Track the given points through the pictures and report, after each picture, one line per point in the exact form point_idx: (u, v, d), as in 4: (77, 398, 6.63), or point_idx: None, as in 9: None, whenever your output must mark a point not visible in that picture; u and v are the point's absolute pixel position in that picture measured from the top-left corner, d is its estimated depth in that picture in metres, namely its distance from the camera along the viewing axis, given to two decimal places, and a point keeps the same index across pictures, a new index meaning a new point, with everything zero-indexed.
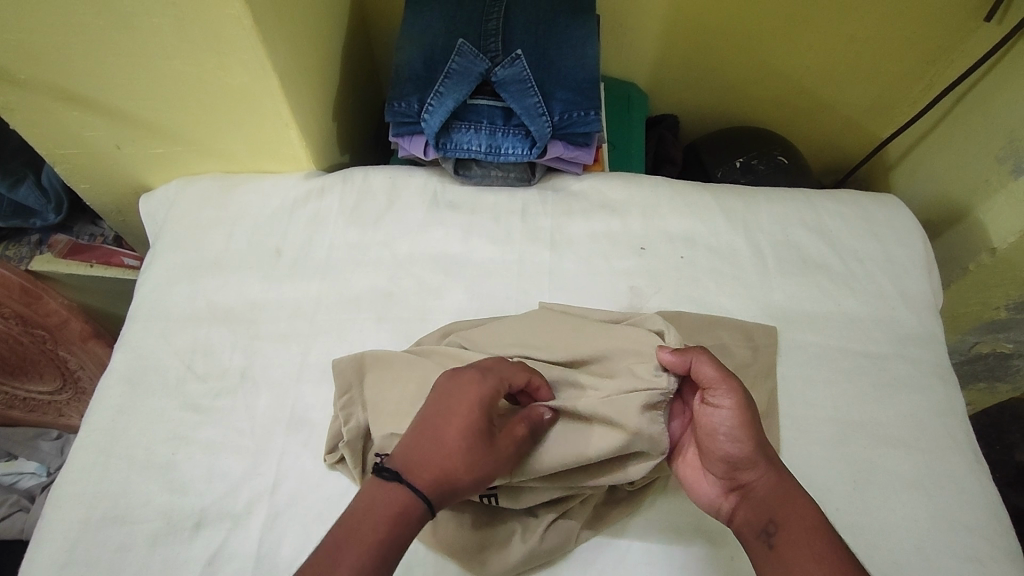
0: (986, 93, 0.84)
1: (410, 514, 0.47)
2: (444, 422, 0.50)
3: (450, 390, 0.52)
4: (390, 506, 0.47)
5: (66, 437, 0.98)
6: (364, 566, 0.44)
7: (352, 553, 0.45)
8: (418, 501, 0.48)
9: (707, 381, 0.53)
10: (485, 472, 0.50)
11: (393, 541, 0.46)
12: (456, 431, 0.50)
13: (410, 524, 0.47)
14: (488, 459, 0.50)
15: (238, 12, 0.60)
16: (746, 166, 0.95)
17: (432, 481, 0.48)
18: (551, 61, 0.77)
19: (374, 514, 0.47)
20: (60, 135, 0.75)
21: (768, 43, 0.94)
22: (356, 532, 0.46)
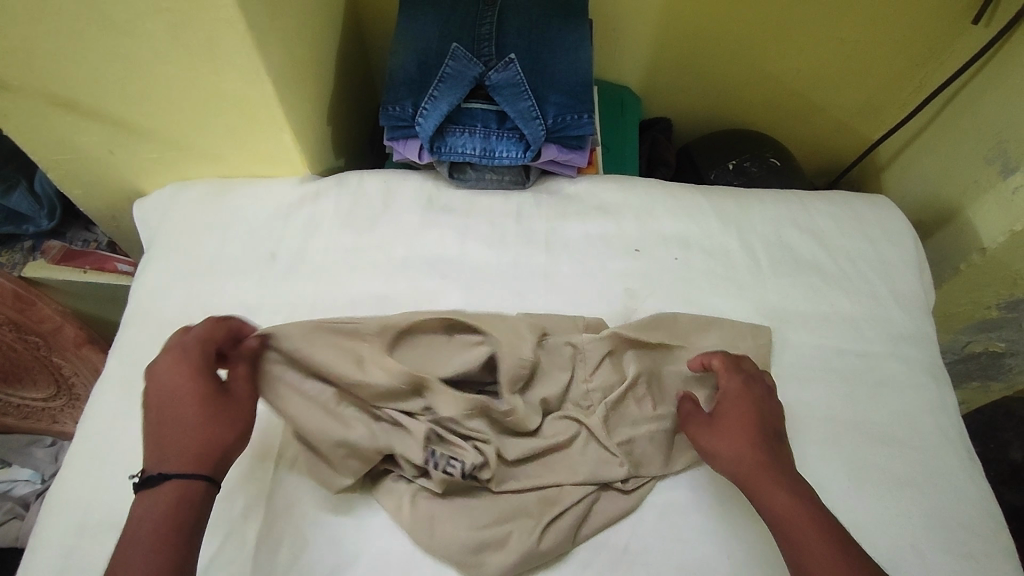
0: (976, 93, 0.85)
1: (189, 496, 0.48)
2: (173, 410, 0.51)
3: (161, 382, 0.52)
4: (164, 501, 0.47)
5: (60, 444, 0.97)
6: (161, 562, 0.44)
7: (137, 567, 0.44)
8: (196, 480, 0.48)
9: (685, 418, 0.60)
10: (237, 421, 0.52)
11: (185, 525, 0.47)
12: (194, 405, 0.51)
13: (197, 499, 0.48)
14: (236, 410, 0.53)
15: (232, 17, 0.60)
16: (738, 168, 0.95)
17: (190, 455, 0.49)
18: (544, 65, 0.77)
19: (150, 521, 0.46)
20: (53, 141, 0.75)
21: (759, 46, 0.95)
22: (139, 541, 0.45)
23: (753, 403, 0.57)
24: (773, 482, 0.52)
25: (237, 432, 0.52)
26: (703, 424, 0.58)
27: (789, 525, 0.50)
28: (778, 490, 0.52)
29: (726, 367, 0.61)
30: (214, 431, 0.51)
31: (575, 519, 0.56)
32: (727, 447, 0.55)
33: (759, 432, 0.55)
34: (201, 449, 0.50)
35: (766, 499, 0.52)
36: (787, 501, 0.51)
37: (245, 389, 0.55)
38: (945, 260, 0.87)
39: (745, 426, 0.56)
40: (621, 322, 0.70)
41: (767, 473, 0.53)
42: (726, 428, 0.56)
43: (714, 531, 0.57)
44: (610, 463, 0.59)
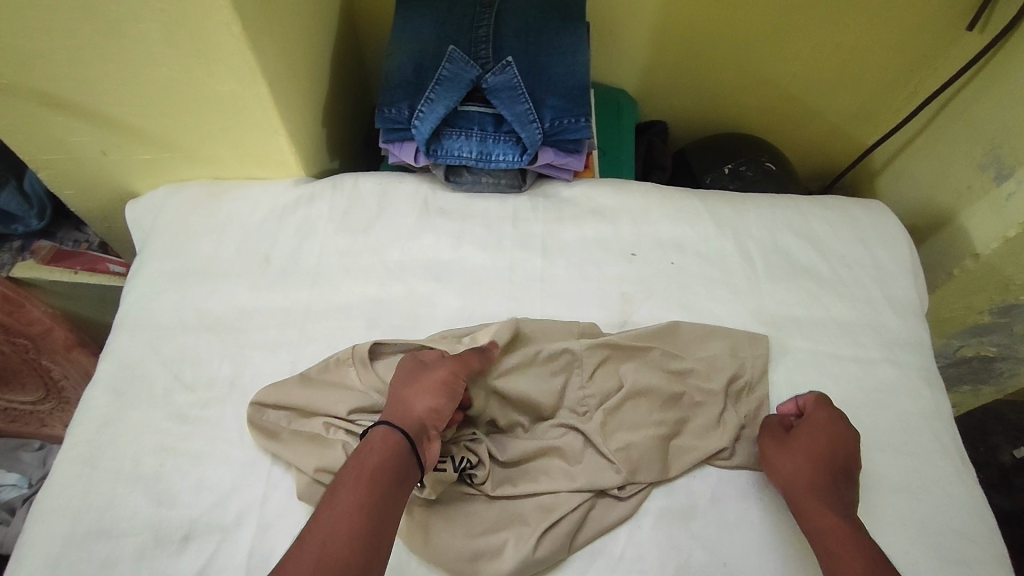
0: (970, 99, 0.85)
1: (388, 437, 0.52)
2: (407, 380, 0.58)
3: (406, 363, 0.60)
4: (379, 440, 0.52)
5: (49, 448, 0.95)
6: (360, 496, 0.48)
7: (347, 494, 0.49)
8: (387, 425, 0.53)
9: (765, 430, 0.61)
10: (439, 384, 0.56)
11: (382, 465, 0.51)
12: (411, 375, 0.58)
13: (398, 451, 0.52)
14: (447, 389, 0.56)
15: (227, 18, 0.60)
16: (734, 173, 0.95)
17: (397, 410, 0.55)
18: (541, 68, 0.77)
19: (365, 459, 0.51)
20: (43, 140, 0.74)
21: (756, 50, 0.95)
22: (352, 471, 0.50)
23: (834, 430, 0.59)
24: (827, 502, 0.54)
25: (437, 394, 0.56)
26: (774, 439, 0.60)
27: (833, 542, 0.51)
28: (829, 510, 0.53)
29: (813, 398, 0.62)
30: (422, 392, 0.56)
31: (571, 528, 0.56)
32: (788, 463, 0.57)
33: (827, 456, 0.57)
34: (407, 406, 0.55)
35: (818, 516, 0.53)
36: (837, 521, 0.53)
37: (451, 358, 0.59)
38: (939, 265, 0.88)
39: (810, 447, 0.58)
40: (617, 326, 0.70)
41: (823, 494, 0.55)
42: (793, 448, 0.58)
43: (706, 540, 0.57)
44: (608, 468, 0.59)
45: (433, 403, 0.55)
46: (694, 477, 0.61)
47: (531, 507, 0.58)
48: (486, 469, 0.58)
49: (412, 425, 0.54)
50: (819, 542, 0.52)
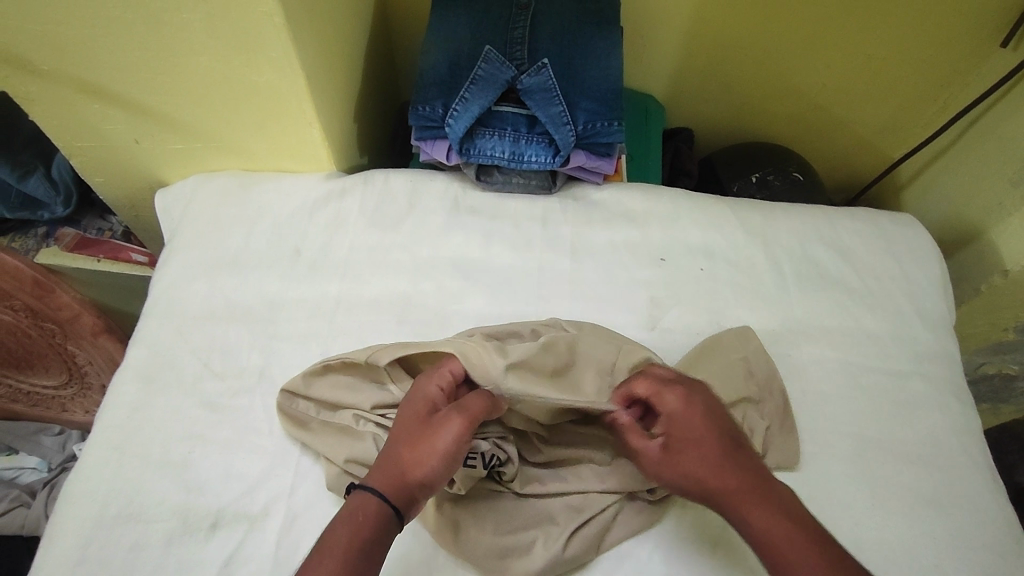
0: (1002, 114, 0.85)
1: (374, 512, 0.49)
2: (407, 433, 0.53)
3: (411, 406, 0.55)
4: (363, 511, 0.49)
5: (69, 433, 0.97)
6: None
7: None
8: (376, 495, 0.50)
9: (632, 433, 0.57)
10: (440, 455, 0.51)
11: (360, 546, 0.47)
12: (410, 431, 0.53)
13: (381, 525, 0.48)
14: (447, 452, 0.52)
15: (271, 10, 0.60)
16: (761, 181, 0.95)
17: (390, 477, 0.51)
18: (576, 70, 0.78)
19: (347, 531, 0.48)
20: (78, 127, 0.75)
21: (787, 59, 0.95)
22: (331, 545, 0.47)
23: (697, 414, 0.54)
24: (755, 499, 0.50)
25: (432, 464, 0.51)
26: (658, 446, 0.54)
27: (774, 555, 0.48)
28: (762, 508, 0.50)
29: (654, 391, 0.57)
30: (418, 460, 0.51)
31: (599, 528, 0.56)
32: (681, 469, 0.52)
33: (717, 449, 0.52)
34: (400, 470, 0.51)
35: (749, 523, 0.50)
36: (772, 524, 0.49)
37: (457, 416, 0.52)
38: (966, 281, 0.87)
39: (695, 446, 0.53)
40: (645, 331, 0.70)
41: (742, 497, 0.50)
42: (682, 453, 0.53)
43: (733, 547, 0.57)
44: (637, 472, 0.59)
45: (426, 471, 0.51)
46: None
47: (559, 507, 0.58)
48: (515, 467, 0.57)
49: (402, 497, 0.50)
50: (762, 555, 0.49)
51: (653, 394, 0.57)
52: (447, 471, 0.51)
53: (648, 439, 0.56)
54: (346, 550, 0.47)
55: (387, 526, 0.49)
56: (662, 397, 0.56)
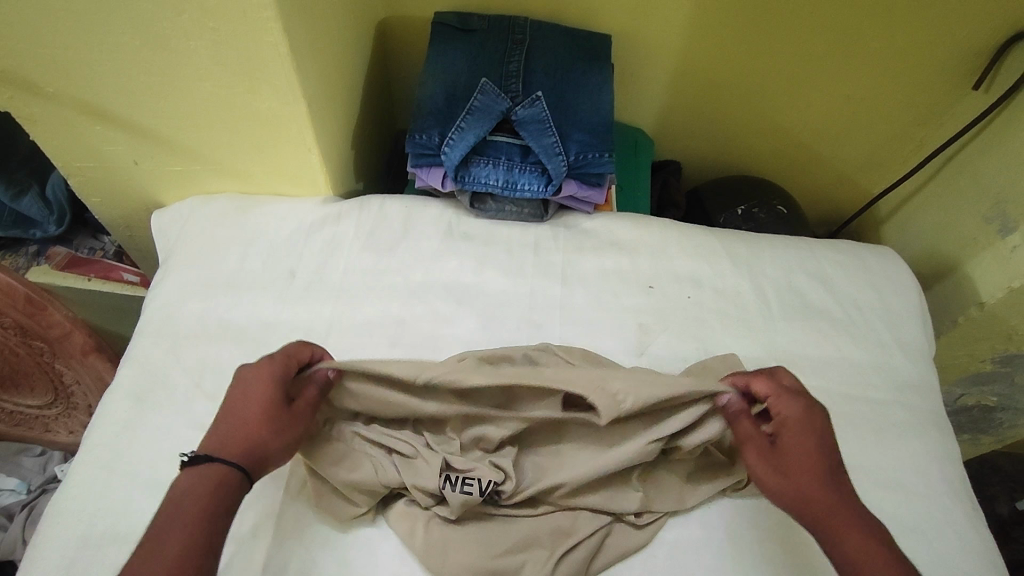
0: (974, 154, 0.89)
1: (231, 482, 0.49)
2: (241, 405, 0.53)
3: (245, 379, 0.54)
4: (209, 479, 0.48)
5: (50, 454, 0.97)
6: (194, 539, 0.45)
7: (175, 540, 0.44)
8: (231, 466, 0.49)
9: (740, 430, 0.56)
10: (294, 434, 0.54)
11: (214, 511, 0.47)
12: (246, 405, 0.53)
13: (231, 491, 0.49)
14: (291, 426, 0.53)
15: (276, 40, 0.62)
16: (747, 214, 0.98)
17: (241, 451, 0.51)
18: (568, 104, 0.81)
19: (196, 497, 0.47)
20: (78, 147, 0.76)
21: (772, 97, 0.99)
22: (180, 511, 0.46)
23: (814, 429, 0.55)
24: (855, 524, 0.50)
25: (279, 441, 0.52)
26: (761, 447, 0.55)
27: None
28: (860, 535, 0.50)
29: (774, 393, 0.57)
30: (277, 437, 0.52)
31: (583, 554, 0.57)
32: (780, 474, 0.53)
33: (823, 470, 0.52)
34: (249, 443, 0.51)
35: (842, 544, 0.49)
36: (869, 553, 0.49)
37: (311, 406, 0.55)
38: (944, 312, 0.90)
39: (804, 461, 0.53)
40: (634, 357, 0.71)
41: (841, 518, 0.50)
42: (794, 458, 0.53)
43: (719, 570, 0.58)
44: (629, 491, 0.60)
45: (273, 447, 0.52)
46: (708, 508, 0.61)
47: (548, 530, 0.58)
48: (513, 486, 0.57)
49: (253, 468, 0.51)
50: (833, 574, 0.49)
51: (768, 397, 0.57)
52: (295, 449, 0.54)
53: (758, 437, 0.55)
54: (203, 517, 0.46)
55: (238, 495, 0.49)
56: (782, 406, 0.56)
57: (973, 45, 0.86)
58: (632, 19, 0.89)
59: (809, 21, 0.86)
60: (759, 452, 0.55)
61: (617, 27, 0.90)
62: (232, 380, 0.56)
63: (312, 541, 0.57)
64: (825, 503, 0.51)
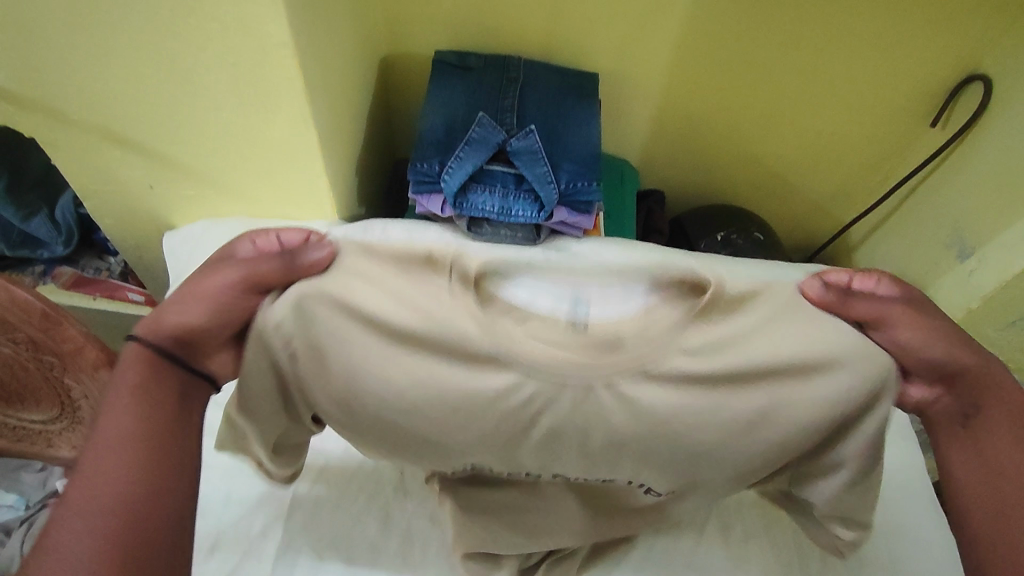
0: (932, 187, 0.97)
1: (136, 363, 0.54)
2: (194, 276, 0.57)
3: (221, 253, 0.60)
4: (138, 361, 0.54)
5: (49, 470, 0.99)
6: (128, 431, 0.51)
7: (113, 431, 0.51)
8: (134, 348, 0.54)
9: (864, 311, 0.52)
10: (208, 301, 0.54)
11: (140, 395, 0.52)
12: (200, 275, 0.57)
13: (155, 376, 0.54)
14: (213, 298, 0.55)
15: (292, 76, 0.68)
16: (726, 240, 1.04)
17: (152, 330, 0.55)
18: (559, 136, 0.88)
19: (131, 384, 0.53)
20: (97, 171, 0.81)
21: (749, 131, 1.06)
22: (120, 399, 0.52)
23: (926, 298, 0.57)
24: (1001, 383, 0.54)
25: (199, 311, 0.54)
26: (908, 312, 0.53)
27: (1000, 433, 0.53)
28: (1009, 390, 0.54)
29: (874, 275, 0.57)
30: (183, 311, 0.55)
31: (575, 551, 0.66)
32: (935, 333, 0.53)
33: (942, 324, 0.54)
34: (171, 316, 0.55)
35: (989, 401, 0.54)
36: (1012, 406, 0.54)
37: (240, 271, 0.54)
38: None
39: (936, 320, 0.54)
40: None
41: (991, 381, 0.54)
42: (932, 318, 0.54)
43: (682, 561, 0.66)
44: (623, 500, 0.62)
45: (191, 317, 0.54)
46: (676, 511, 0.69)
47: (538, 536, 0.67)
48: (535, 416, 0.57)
49: (169, 346, 0.55)
50: (977, 432, 0.54)
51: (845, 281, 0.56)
52: (223, 321, 0.54)
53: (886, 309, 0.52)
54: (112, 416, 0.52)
55: (153, 372, 0.54)
56: (875, 283, 0.56)
57: (931, 87, 0.93)
58: (618, 60, 0.96)
59: (781, 62, 0.94)
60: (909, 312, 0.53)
61: (604, 66, 0.97)
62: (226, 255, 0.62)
63: (317, 540, 0.64)
64: (969, 359, 0.54)
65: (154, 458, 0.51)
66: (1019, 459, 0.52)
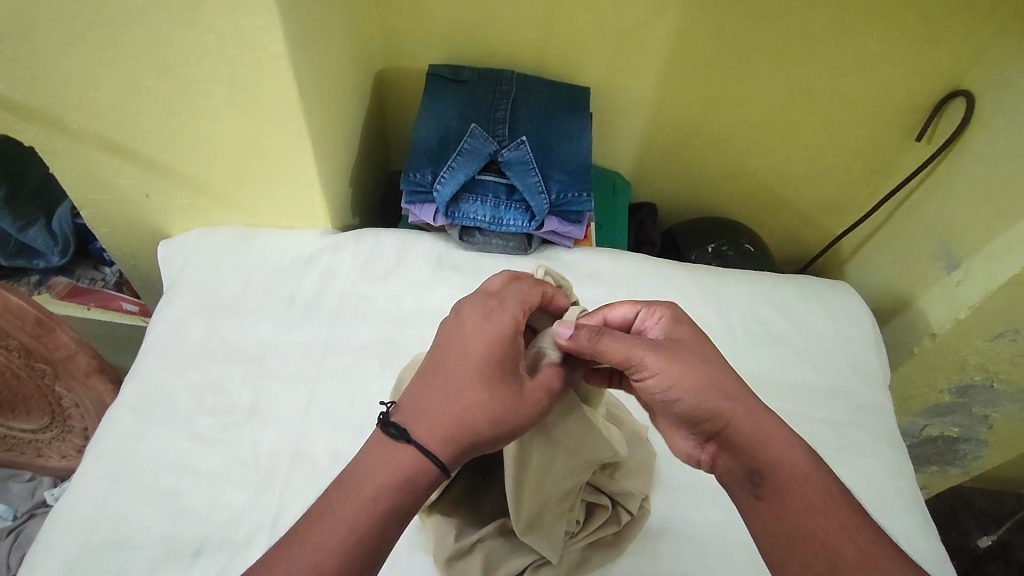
0: (919, 201, 0.98)
1: (422, 480, 0.48)
2: (462, 364, 0.51)
3: (473, 326, 0.52)
4: (397, 466, 0.48)
5: (38, 479, 0.99)
6: (345, 546, 0.45)
7: (336, 531, 0.45)
8: (434, 465, 0.48)
9: (618, 355, 0.52)
10: (522, 428, 0.51)
11: (394, 507, 0.47)
12: (485, 371, 0.51)
13: (416, 487, 0.48)
14: (516, 407, 0.51)
15: (287, 86, 0.69)
16: (716, 251, 1.05)
17: (452, 444, 0.49)
18: (550, 148, 0.89)
19: (372, 480, 0.47)
20: (95, 180, 0.82)
21: (738, 144, 1.07)
22: (354, 494, 0.47)
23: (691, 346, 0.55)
24: (779, 432, 0.51)
25: (504, 427, 0.50)
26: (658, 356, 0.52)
27: (807, 504, 0.48)
28: (783, 437, 0.51)
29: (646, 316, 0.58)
30: (489, 420, 0.50)
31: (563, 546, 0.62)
32: (687, 384, 0.52)
33: (704, 373, 0.53)
34: (465, 424, 0.49)
35: (771, 447, 0.50)
36: (788, 452, 0.50)
37: (544, 391, 0.53)
38: (900, 344, 0.95)
39: (698, 374, 0.52)
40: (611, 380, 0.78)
41: (763, 428, 0.51)
42: (678, 355, 0.53)
43: (672, 548, 0.67)
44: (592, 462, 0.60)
45: (499, 433, 0.50)
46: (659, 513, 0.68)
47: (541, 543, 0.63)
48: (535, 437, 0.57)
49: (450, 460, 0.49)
50: (781, 507, 0.48)
51: (639, 317, 0.58)
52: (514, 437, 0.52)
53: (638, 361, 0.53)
54: (369, 527, 0.46)
55: (429, 491, 0.49)
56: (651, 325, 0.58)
57: (916, 101, 0.95)
58: (608, 74, 0.98)
59: (767, 79, 0.96)
60: (660, 359, 0.52)
61: (596, 80, 0.99)
62: (452, 313, 0.54)
63: None
64: (743, 418, 0.52)
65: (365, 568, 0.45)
66: (829, 529, 0.46)
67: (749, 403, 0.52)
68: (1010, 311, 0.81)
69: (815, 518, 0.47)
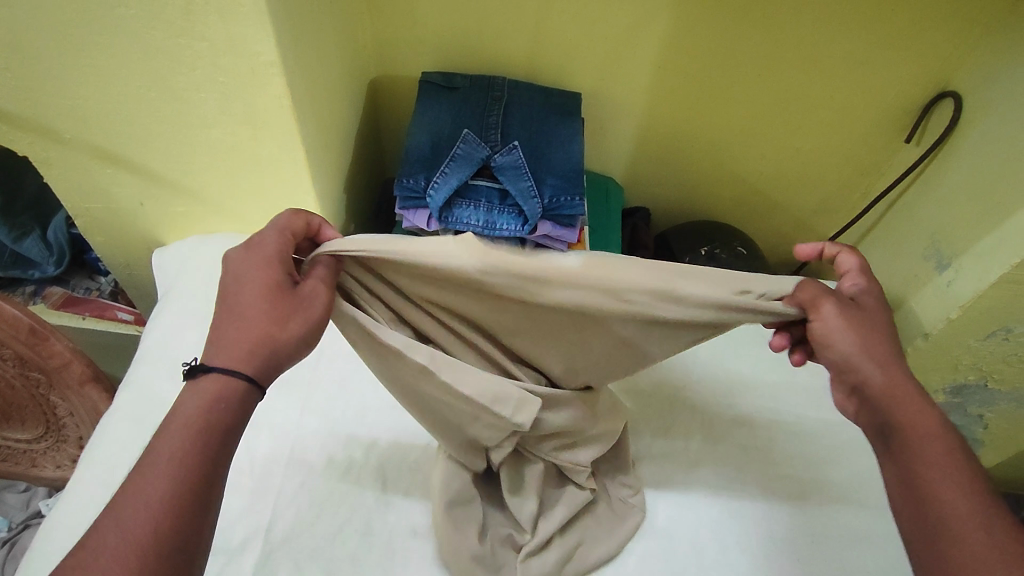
0: (911, 201, 0.98)
1: (239, 395, 0.46)
2: (234, 296, 0.48)
3: (237, 265, 0.49)
4: (207, 394, 0.45)
5: (32, 489, 1.00)
6: (171, 468, 0.42)
7: (163, 458, 0.42)
8: (244, 381, 0.46)
9: (806, 294, 0.53)
10: (320, 325, 0.49)
11: (208, 424, 0.44)
12: (252, 294, 0.47)
13: (231, 404, 0.45)
14: (300, 307, 0.48)
15: (279, 93, 0.69)
16: (710, 254, 1.05)
17: (256, 356, 0.46)
18: (542, 152, 0.90)
19: (188, 409, 0.44)
20: (89, 189, 0.82)
21: (729, 147, 1.08)
22: (171, 424, 0.44)
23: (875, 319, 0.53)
24: (922, 401, 0.51)
25: (297, 327, 0.47)
26: (840, 306, 0.52)
27: (926, 462, 0.49)
28: (926, 408, 0.51)
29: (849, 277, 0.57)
30: (277, 326, 0.47)
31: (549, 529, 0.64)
32: (854, 340, 0.52)
33: (875, 335, 0.52)
34: (259, 338, 0.46)
35: (905, 410, 0.50)
36: (921, 418, 0.50)
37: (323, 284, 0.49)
38: None
39: (862, 330, 0.52)
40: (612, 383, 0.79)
41: (903, 392, 0.51)
42: (862, 315, 0.53)
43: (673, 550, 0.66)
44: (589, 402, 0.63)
45: (295, 333, 0.47)
46: (659, 517, 0.68)
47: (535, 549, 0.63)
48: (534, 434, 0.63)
49: (260, 373, 0.47)
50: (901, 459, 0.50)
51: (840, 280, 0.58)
52: (316, 336, 0.49)
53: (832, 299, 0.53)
54: (194, 451, 0.43)
55: (246, 406, 0.46)
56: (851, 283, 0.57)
57: (905, 102, 0.96)
58: (599, 80, 0.99)
59: (756, 81, 0.96)
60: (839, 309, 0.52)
61: (588, 86, 1.00)
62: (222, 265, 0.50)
63: (300, 553, 0.61)
64: (882, 374, 0.51)
65: (197, 491, 0.42)
66: (936, 488, 0.47)
67: (896, 364, 0.52)
68: (1002, 309, 0.81)
69: (925, 472, 0.48)
